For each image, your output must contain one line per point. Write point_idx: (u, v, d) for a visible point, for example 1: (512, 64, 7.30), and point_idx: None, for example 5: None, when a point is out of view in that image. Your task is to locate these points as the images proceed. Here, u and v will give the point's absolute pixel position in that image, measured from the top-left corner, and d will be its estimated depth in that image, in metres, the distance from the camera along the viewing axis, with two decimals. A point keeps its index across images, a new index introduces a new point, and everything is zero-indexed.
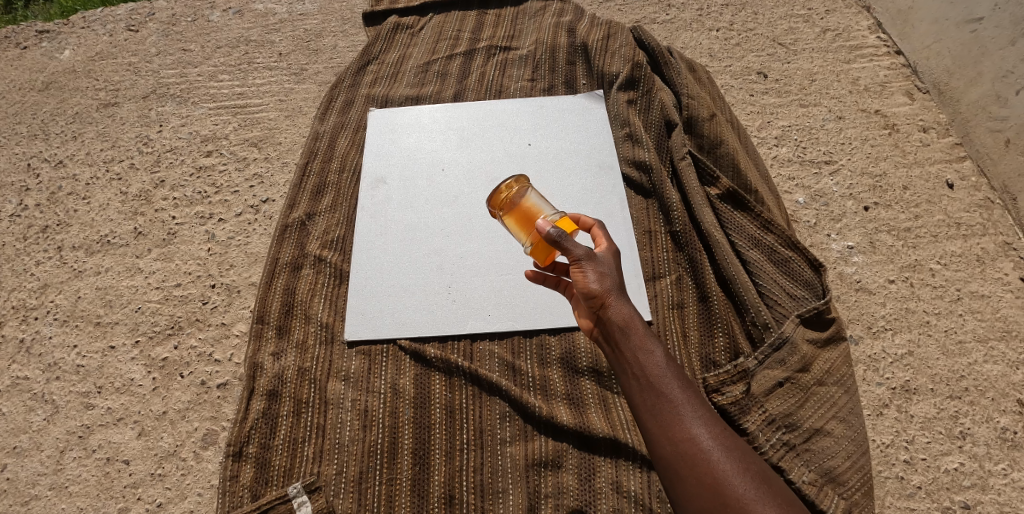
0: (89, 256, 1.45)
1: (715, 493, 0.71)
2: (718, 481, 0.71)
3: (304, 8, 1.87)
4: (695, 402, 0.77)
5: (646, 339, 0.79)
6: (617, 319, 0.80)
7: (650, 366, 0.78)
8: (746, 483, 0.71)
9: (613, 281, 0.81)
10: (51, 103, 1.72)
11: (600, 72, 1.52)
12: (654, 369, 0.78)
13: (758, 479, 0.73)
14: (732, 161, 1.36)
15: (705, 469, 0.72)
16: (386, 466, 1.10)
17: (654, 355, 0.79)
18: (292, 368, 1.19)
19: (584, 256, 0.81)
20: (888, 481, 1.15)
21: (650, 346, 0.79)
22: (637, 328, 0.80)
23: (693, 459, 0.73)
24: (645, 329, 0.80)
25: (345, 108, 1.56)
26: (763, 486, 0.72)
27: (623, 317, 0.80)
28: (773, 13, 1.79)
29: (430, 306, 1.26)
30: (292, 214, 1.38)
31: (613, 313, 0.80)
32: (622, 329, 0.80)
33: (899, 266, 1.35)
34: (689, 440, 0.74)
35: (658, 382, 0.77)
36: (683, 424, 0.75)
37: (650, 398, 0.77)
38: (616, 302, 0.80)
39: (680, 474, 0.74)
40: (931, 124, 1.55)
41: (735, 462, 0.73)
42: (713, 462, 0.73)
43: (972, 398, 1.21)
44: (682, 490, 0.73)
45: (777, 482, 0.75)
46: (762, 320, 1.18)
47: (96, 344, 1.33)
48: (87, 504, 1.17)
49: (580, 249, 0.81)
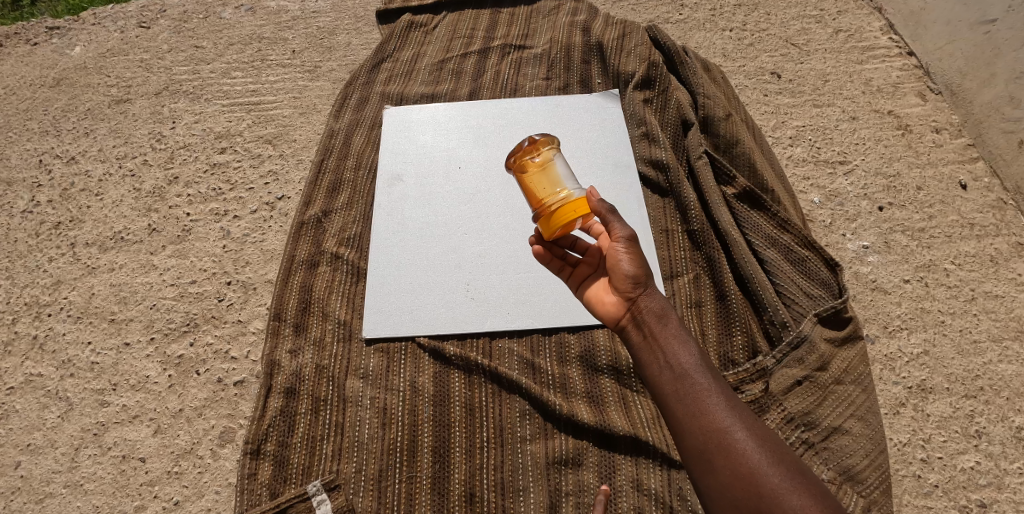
0: (102, 252, 1.44)
1: (746, 481, 0.70)
2: (751, 472, 0.70)
3: (317, 6, 1.87)
4: (726, 395, 0.77)
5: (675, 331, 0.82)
6: (649, 311, 0.83)
7: (682, 356, 0.79)
8: (778, 473, 0.70)
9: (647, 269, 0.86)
10: (62, 99, 1.71)
11: (615, 71, 1.53)
12: (683, 361, 0.79)
13: (792, 470, 0.71)
14: (748, 161, 1.37)
15: (736, 458, 0.71)
16: (406, 464, 1.09)
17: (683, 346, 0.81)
18: (310, 365, 1.19)
19: (625, 237, 0.86)
20: (906, 479, 1.15)
21: (681, 337, 0.82)
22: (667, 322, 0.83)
23: (724, 450, 0.72)
24: (676, 324, 0.83)
25: (360, 105, 1.55)
26: (798, 478, 0.70)
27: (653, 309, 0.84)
28: (785, 14, 1.80)
29: (448, 304, 1.26)
30: (308, 211, 1.38)
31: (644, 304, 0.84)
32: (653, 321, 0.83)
33: (914, 266, 1.36)
34: (718, 430, 0.74)
35: (688, 372, 0.78)
36: (713, 413, 0.75)
37: (679, 388, 0.78)
38: (647, 293, 0.85)
39: (709, 463, 0.73)
40: (944, 125, 1.56)
41: (767, 452, 0.72)
42: (744, 451, 0.72)
43: (988, 397, 1.21)
44: (712, 481, 0.72)
45: (816, 479, 0.72)
46: (780, 319, 1.18)
47: (110, 341, 1.32)
48: (102, 502, 1.17)
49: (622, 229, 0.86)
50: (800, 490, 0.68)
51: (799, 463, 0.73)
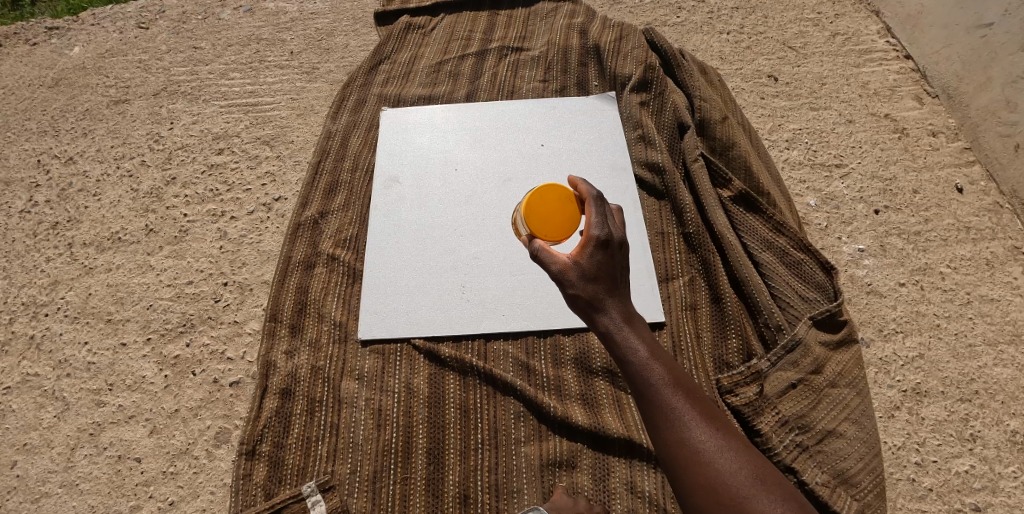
0: (100, 252, 1.45)
1: (711, 492, 0.71)
2: (713, 483, 0.72)
3: (316, 8, 1.87)
4: (688, 403, 0.77)
5: (633, 341, 0.79)
6: (603, 325, 0.80)
7: (641, 365, 0.78)
8: (741, 479, 0.72)
9: (598, 285, 0.80)
10: (61, 99, 1.72)
11: (612, 73, 1.53)
12: (645, 371, 0.78)
13: (753, 475, 0.72)
14: (744, 164, 1.37)
15: (700, 468, 0.73)
16: (401, 465, 1.10)
17: (644, 355, 0.79)
18: (306, 366, 1.19)
19: (558, 273, 0.82)
20: (900, 482, 1.15)
21: (642, 345, 0.79)
22: (625, 330, 0.79)
23: (688, 460, 0.74)
24: (635, 330, 0.80)
25: (357, 107, 1.56)
26: (760, 483, 0.72)
27: (609, 323, 0.80)
28: (783, 17, 1.80)
29: (443, 306, 1.26)
30: (305, 213, 1.38)
31: (601, 319, 0.80)
32: (610, 335, 0.80)
33: (910, 269, 1.36)
34: (684, 441, 0.75)
35: (650, 384, 0.77)
36: (676, 423, 0.76)
37: (644, 400, 0.78)
38: (603, 307, 0.80)
39: (676, 475, 0.75)
40: (940, 129, 1.56)
41: (731, 460, 0.73)
42: (706, 461, 0.73)
43: (982, 400, 1.21)
44: (680, 490, 0.74)
45: (777, 475, 0.74)
46: (775, 322, 1.19)
47: (107, 341, 1.33)
48: (98, 502, 1.17)
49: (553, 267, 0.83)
50: (762, 495, 0.71)
51: (761, 465, 0.74)
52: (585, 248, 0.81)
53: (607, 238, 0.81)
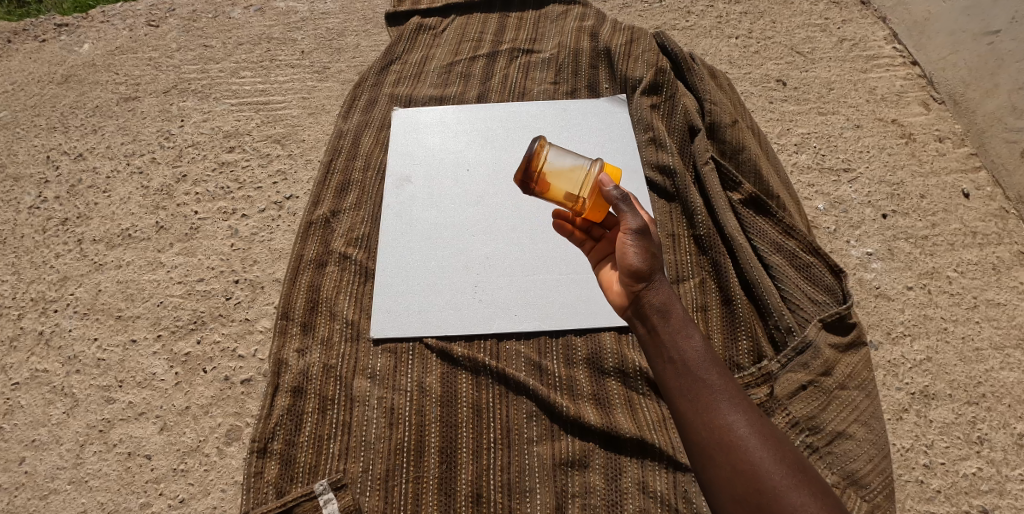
0: (110, 249, 1.44)
1: (748, 477, 0.70)
2: (753, 469, 0.70)
3: (326, 8, 1.88)
4: (732, 391, 0.77)
5: (684, 322, 0.82)
6: (654, 302, 0.83)
7: (688, 346, 0.80)
8: (780, 469, 0.69)
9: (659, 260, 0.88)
10: (70, 96, 1.72)
11: (623, 76, 1.54)
12: (688, 353, 0.79)
13: (795, 469, 0.70)
14: (754, 167, 1.38)
15: (740, 454, 0.71)
16: (413, 464, 1.10)
17: (693, 336, 0.81)
18: (318, 365, 1.19)
19: (637, 227, 0.86)
20: (908, 484, 1.16)
21: (688, 329, 0.82)
22: (677, 313, 0.82)
23: (728, 445, 0.72)
24: (684, 314, 0.83)
25: (369, 107, 1.56)
26: (799, 476, 0.70)
27: (663, 299, 0.83)
28: (790, 22, 1.82)
29: (456, 306, 1.26)
30: (317, 211, 1.38)
31: (655, 293, 0.84)
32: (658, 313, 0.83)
33: (917, 273, 1.37)
34: (724, 426, 0.74)
35: (693, 366, 0.78)
36: (719, 409, 0.75)
37: (687, 383, 0.78)
38: (657, 284, 0.85)
39: (712, 459, 0.73)
40: (947, 135, 1.57)
41: (770, 450, 0.71)
42: (747, 446, 0.72)
43: (989, 404, 1.22)
44: (716, 477, 0.72)
45: (817, 476, 0.71)
46: (785, 324, 1.20)
47: (117, 337, 1.33)
48: (107, 499, 1.16)
49: (634, 220, 0.86)
50: (802, 487, 0.68)
51: (803, 462, 0.72)
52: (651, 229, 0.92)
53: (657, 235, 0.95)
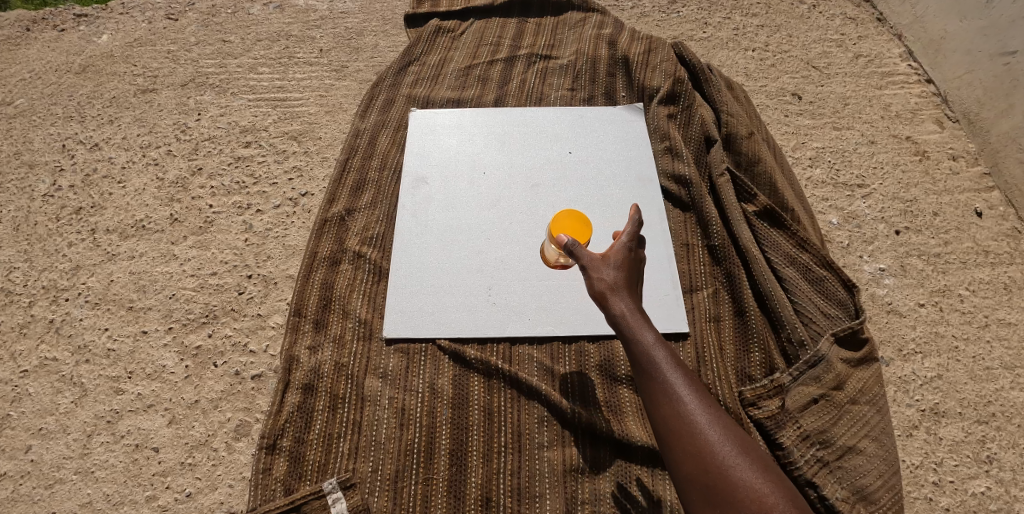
0: (123, 240, 1.44)
1: (701, 460, 0.76)
2: (706, 452, 0.76)
3: (345, 7, 1.89)
4: (688, 383, 0.82)
5: (642, 325, 0.86)
6: (617, 309, 0.88)
7: (648, 344, 0.84)
8: (732, 453, 0.76)
9: (619, 276, 0.91)
10: (88, 86, 1.72)
11: (640, 85, 1.55)
12: (650, 352, 0.84)
13: (745, 453, 0.77)
14: (769, 180, 1.39)
15: (693, 440, 0.77)
16: (423, 465, 1.09)
17: (650, 338, 0.85)
18: (329, 363, 1.19)
19: (587, 263, 0.93)
20: (917, 501, 1.15)
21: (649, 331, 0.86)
22: (637, 317, 0.87)
23: (684, 432, 0.78)
24: (643, 318, 0.87)
25: (386, 107, 1.57)
26: (748, 457, 0.76)
27: (622, 310, 0.88)
28: (807, 37, 1.83)
29: (469, 308, 1.26)
30: (332, 209, 1.39)
31: (615, 305, 0.88)
32: (620, 319, 0.87)
33: (930, 290, 1.37)
34: (680, 414, 0.79)
35: (653, 364, 0.83)
36: (675, 400, 0.80)
37: (647, 378, 0.83)
38: (617, 297, 0.89)
39: (670, 445, 0.79)
40: (960, 153, 1.58)
41: (723, 435, 0.77)
42: (701, 431, 0.78)
43: (999, 423, 1.22)
44: (673, 461, 0.78)
45: (766, 460, 0.78)
46: (798, 337, 1.19)
47: (128, 328, 1.32)
48: (114, 490, 1.16)
49: (584, 258, 0.93)
50: (748, 467, 0.75)
51: (753, 448, 0.79)
52: (615, 252, 0.95)
53: (633, 248, 0.96)
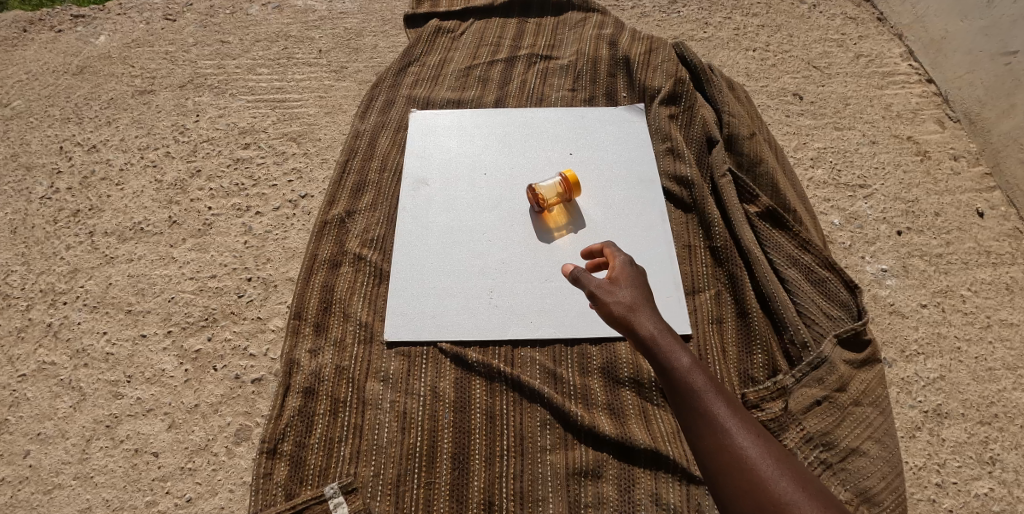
0: (121, 242, 1.43)
1: (756, 496, 0.68)
2: (761, 488, 0.68)
3: (344, 8, 1.88)
4: (730, 409, 0.76)
5: (672, 347, 0.81)
6: (643, 330, 0.83)
7: (682, 367, 0.79)
8: (789, 486, 0.68)
9: (636, 294, 0.88)
10: (85, 87, 1.71)
11: (641, 86, 1.55)
12: (686, 376, 0.79)
13: (802, 485, 0.69)
14: (771, 180, 1.38)
15: (745, 474, 0.70)
16: (425, 470, 1.09)
17: (685, 362, 0.80)
18: (331, 366, 1.18)
19: (599, 287, 0.90)
20: (920, 503, 1.15)
21: (682, 354, 0.81)
22: (666, 339, 0.82)
23: (734, 466, 0.71)
24: (673, 338, 0.83)
25: (386, 108, 1.56)
26: (806, 490, 0.68)
27: (650, 330, 0.83)
28: (808, 37, 1.83)
29: (471, 311, 1.26)
30: (332, 211, 1.38)
31: (641, 325, 0.84)
32: (649, 341, 0.82)
33: (932, 291, 1.37)
34: (728, 445, 0.73)
35: (692, 390, 0.78)
36: (721, 430, 0.74)
37: (686, 405, 0.78)
38: (642, 317, 0.85)
39: (721, 481, 0.72)
40: (962, 153, 1.58)
41: (776, 467, 0.70)
42: (752, 464, 0.71)
43: (1001, 424, 1.22)
44: (725, 499, 0.71)
45: (828, 494, 0.70)
46: (801, 338, 1.19)
47: (126, 332, 1.31)
48: (113, 496, 1.15)
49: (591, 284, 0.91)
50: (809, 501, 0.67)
51: (812, 480, 0.71)
52: (622, 272, 0.93)
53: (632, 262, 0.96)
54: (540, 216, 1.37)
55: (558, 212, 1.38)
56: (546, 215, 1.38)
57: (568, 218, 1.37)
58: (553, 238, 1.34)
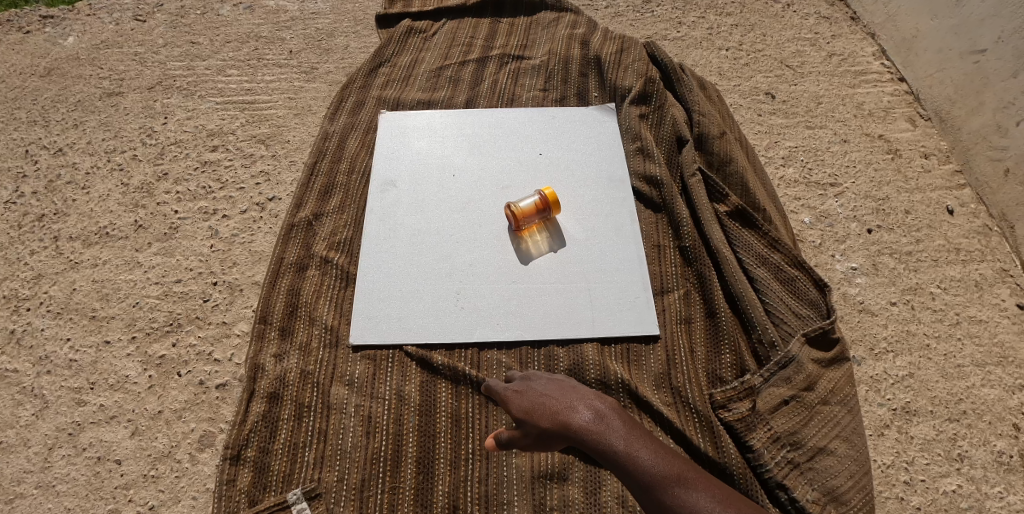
0: (86, 247, 1.41)
1: None
2: None
3: (317, 8, 1.88)
4: (677, 472, 0.84)
5: (608, 431, 0.89)
6: (580, 425, 0.91)
7: (625, 448, 0.87)
8: None
9: (557, 397, 0.97)
10: (52, 89, 1.69)
11: (612, 85, 1.54)
12: (631, 455, 0.86)
13: None
14: (740, 179, 1.38)
15: None
16: (389, 474, 1.07)
17: (623, 445, 0.88)
18: (295, 370, 1.17)
19: (524, 408, 0.96)
20: (889, 501, 1.14)
21: (619, 435, 0.89)
22: (600, 425, 0.91)
23: None
24: (609, 423, 0.91)
25: (356, 109, 1.55)
26: None
27: (586, 423, 0.91)
28: (780, 36, 1.84)
29: (438, 313, 1.25)
30: (299, 213, 1.36)
31: (575, 421, 0.91)
32: (590, 434, 0.90)
33: (901, 288, 1.37)
34: (688, 506, 0.79)
35: (639, 465, 0.85)
36: (678, 494, 0.81)
37: (642, 483, 0.84)
38: (572, 414, 0.92)
39: None
40: (932, 151, 1.59)
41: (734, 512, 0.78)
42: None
43: (970, 421, 1.21)
44: None
45: None
46: (768, 338, 1.17)
47: (90, 338, 1.29)
48: (74, 505, 1.12)
49: (516, 411, 0.97)
50: None
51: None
52: (525, 388, 1.01)
53: (527, 375, 1.07)
54: (517, 234, 1.35)
55: (537, 231, 1.36)
56: (525, 233, 1.35)
57: (546, 238, 1.35)
58: (531, 257, 1.32)
